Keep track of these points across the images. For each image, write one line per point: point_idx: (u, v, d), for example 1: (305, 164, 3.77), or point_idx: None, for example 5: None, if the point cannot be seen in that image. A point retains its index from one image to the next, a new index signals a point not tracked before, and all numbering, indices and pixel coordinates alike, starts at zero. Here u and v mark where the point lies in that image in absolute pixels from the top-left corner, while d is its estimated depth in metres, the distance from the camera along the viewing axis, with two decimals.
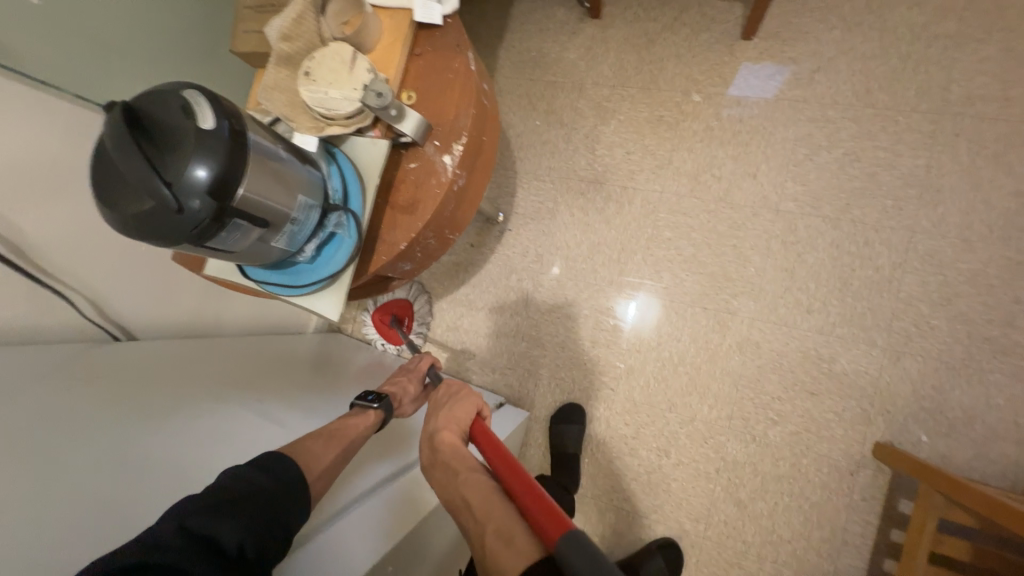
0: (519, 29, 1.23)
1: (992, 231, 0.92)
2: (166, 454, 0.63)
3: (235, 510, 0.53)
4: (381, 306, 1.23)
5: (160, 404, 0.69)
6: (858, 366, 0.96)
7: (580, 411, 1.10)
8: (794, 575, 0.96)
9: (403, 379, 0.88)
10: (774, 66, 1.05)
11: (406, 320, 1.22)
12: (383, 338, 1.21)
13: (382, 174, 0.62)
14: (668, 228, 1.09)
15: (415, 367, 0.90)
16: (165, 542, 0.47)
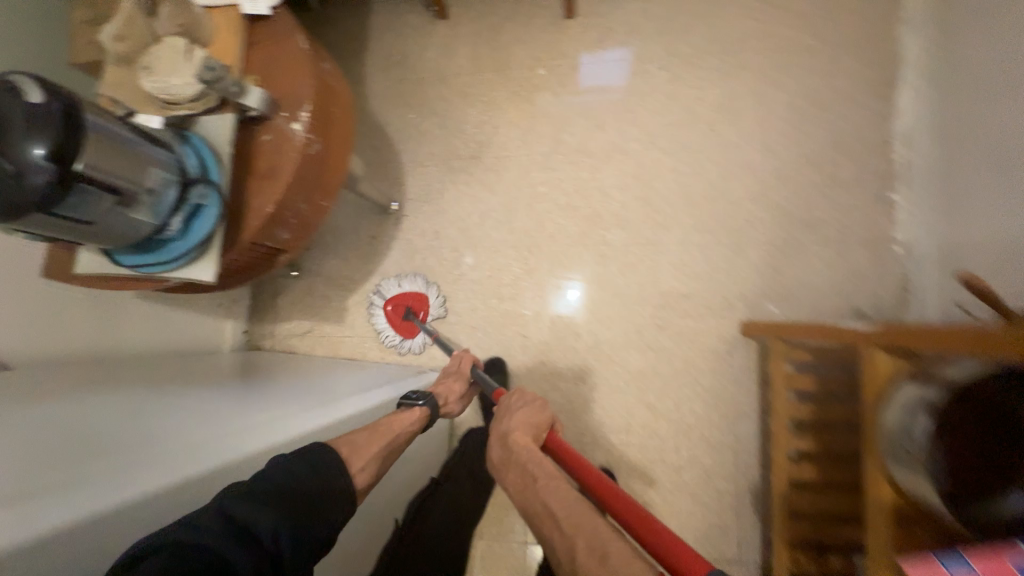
0: (380, 39, 1.37)
1: (782, 134, 1.15)
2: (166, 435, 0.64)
3: (270, 501, 0.56)
4: (394, 296, 1.25)
5: (154, 411, 0.70)
6: (712, 264, 1.14)
7: (499, 362, 1.18)
8: (706, 453, 1.10)
9: (450, 380, 0.99)
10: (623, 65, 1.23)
11: (422, 312, 1.23)
12: (394, 329, 1.23)
13: (267, 160, 0.70)
14: (542, 183, 1.24)
15: (461, 367, 1.01)
16: (205, 527, 0.51)
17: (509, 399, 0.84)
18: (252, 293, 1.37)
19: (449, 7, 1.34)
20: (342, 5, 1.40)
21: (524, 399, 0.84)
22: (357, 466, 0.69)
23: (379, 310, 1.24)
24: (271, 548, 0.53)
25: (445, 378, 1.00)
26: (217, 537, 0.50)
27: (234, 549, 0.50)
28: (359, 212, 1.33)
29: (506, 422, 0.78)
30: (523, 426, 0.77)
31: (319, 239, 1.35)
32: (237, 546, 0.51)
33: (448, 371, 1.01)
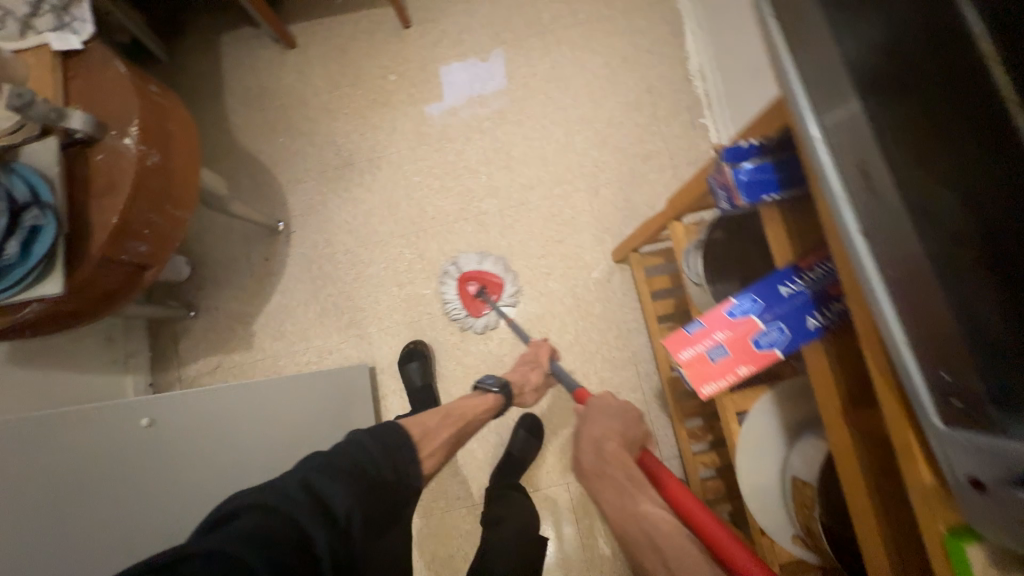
0: (236, 76, 1.44)
1: (605, 89, 1.34)
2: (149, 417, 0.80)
3: (348, 481, 0.62)
4: (468, 271, 1.24)
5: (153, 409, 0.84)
6: (576, 209, 1.29)
7: (420, 348, 1.24)
8: (611, 373, 1.21)
9: (526, 368, 1.09)
10: (479, 83, 1.37)
11: (495, 293, 1.24)
12: (464, 304, 1.24)
13: (111, 176, 0.74)
14: (415, 174, 1.35)
15: (539, 357, 1.11)
16: (292, 498, 0.57)
17: (598, 403, 0.89)
18: (149, 344, 1.34)
19: (296, 35, 1.44)
20: (190, 51, 1.45)
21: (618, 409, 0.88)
22: (427, 452, 0.77)
23: (452, 286, 1.24)
24: (344, 526, 0.58)
25: (522, 365, 1.10)
26: (306, 509, 0.56)
27: (315, 519, 0.56)
28: (247, 239, 1.37)
29: (587, 433, 0.85)
30: (609, 432, 0.83)
31: (212, 274, 1.36)
32: (319, 518, 0.56)
33: (527, 359, 1.11)
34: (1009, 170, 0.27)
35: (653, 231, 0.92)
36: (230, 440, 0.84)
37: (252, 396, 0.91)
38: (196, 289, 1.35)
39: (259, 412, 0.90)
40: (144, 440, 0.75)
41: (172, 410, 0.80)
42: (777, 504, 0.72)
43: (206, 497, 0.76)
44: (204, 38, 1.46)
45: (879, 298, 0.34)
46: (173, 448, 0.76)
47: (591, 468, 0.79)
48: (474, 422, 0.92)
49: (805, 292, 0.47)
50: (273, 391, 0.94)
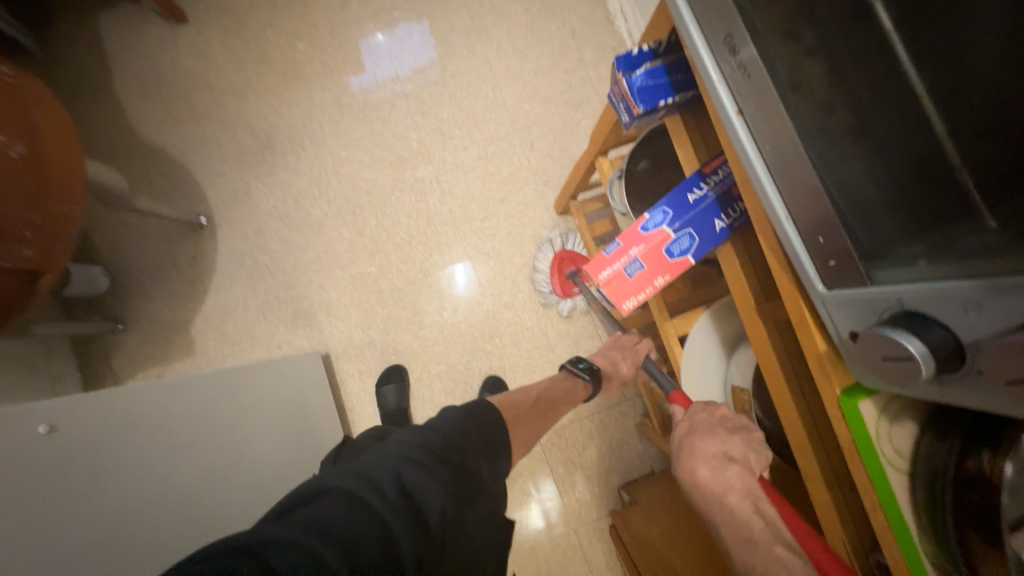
0: (123, 61, 1.29)
1: (529, 38, 1.30)
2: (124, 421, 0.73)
3: (441, 473, 0.50)
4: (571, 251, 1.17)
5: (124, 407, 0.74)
6: (515, 165, 1.27)
7: (399, 370, 1.21)
8: (567, 324, 1.23)
9: (618, 356, 1.00)
10: (404, 63, 1.29)
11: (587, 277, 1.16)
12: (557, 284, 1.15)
13: None
14: (342, 149, 1.28)
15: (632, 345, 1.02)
16: (380, 488, 0.46)
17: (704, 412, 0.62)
18: (78, 366, 1.24)
19: (185, 10, 1.31)
20: (63, 38, 1.29)
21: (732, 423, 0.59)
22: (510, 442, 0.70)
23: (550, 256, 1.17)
24: (434, 532, 0.46)
25: (612, 350, 1.02)
26: (392, 504, 0.45)
27: (403, 524, 0.44)
28: (169, 240, 1.27)
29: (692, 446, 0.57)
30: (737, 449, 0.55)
31: (136, 283, 1.26)
32: (408, 524, 0.44)
33: (621, 345, 1.03)
34: (860, 41, 0.30)
35: (582, 175, 0.92)
36: (158, 437, 0.75)
37: (171, 394, 0.82)
38: (120, 300, 1.25)
39: (183, 407, 0.82)
40: (52, 450, 0.64)
41: (79, 416, 0.69)
42: None
43: (139, 503, 0.67)
44: (78, 21, 1.30)
45: (763, 179, 0.35)
46: (110, 449, 0.68)
47: (715, 495, 0.51)
48: (553, 405, 0.87)
49: (709, 196, 0.47)
50: (197, 388, 0.86)
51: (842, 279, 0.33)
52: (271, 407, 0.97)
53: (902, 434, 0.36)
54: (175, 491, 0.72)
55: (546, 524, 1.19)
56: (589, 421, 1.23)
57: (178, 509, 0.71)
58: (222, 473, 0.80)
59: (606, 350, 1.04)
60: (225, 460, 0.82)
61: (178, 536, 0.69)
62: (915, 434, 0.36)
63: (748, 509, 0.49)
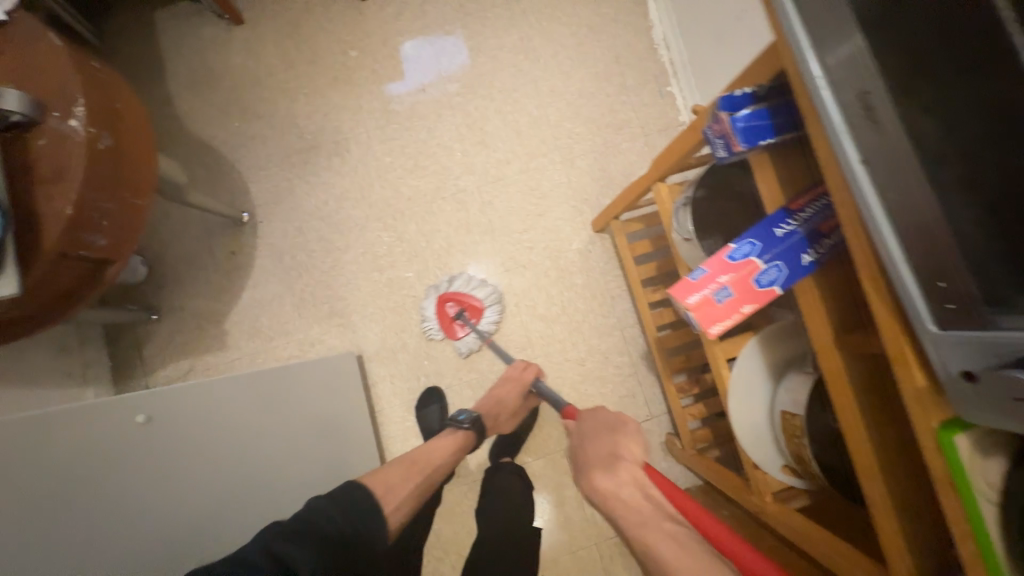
0: (175, 55, 1.31)
1: (575, 60, 1.34)
2: (175, 426, 0.81)
3: (308, 544, 0.69)
4: (455, 291, 1.22)
5: (180, 411, 0.83)
6: (554, 181, 1.30)
7: (439, 392, 1.22)
8: (598, 339, 1.26)
9: (509, 386, 1.10)
10: (449, 74, 1.33)
11: (474, 317, 1.21)
12: (444, 327, 1.22)
13: (58, 163, 0.66)
14: (387, 154, 1.31)
15: (519, 375, 1.11)
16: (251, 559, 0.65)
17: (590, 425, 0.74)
18: (108, 353, 1.24)
19: (242, 11, 1.34)
20: (121, 29, 1.31)
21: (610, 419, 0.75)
22: (394, 505, 0.82)
23: (432, 299, 1.21)
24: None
25: (504, 385, 1.10)
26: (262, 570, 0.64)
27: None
28: (208, 233, 1.28)
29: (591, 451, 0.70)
30: (622, 447, 0.68)
31: (173, 273, 1.27)
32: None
33: (510, 376, 1.11)
34: (997, 89, 0.30)
35: (633, 195, 0.95)
36: (206, 447, 0.82)
37: (244, 398, 0.90)
38: (156, 290, 1.26)
39: (242, 414, 0.89)
40: (131, 437, 0.76)
41: (168, 408, 0.82)
42: (769, 437, 0.78)
43: (150, 513, 0.74)
44: (135, 14, 1.32)
45: (880, 222, 0.37)
46: (159, 452, 0.78)
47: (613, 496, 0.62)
48: (440, 468, 0.93)
49: (797, 232, 0.50)
50: (260, 397, 0.93)
51: (957, 321, 0.35)
52: (314, 412, 1.00)
53: (993, 470, 0.38)
54: (190, 510, 0.77)
55: (568, 536, 1.20)
56: None
57: (200, 519, 0.78)
58: (250, 488, 0.86)
59: (498, 384, 1.11)
60: (257, 475, 0.87)
61: (161, 555, 0.73)
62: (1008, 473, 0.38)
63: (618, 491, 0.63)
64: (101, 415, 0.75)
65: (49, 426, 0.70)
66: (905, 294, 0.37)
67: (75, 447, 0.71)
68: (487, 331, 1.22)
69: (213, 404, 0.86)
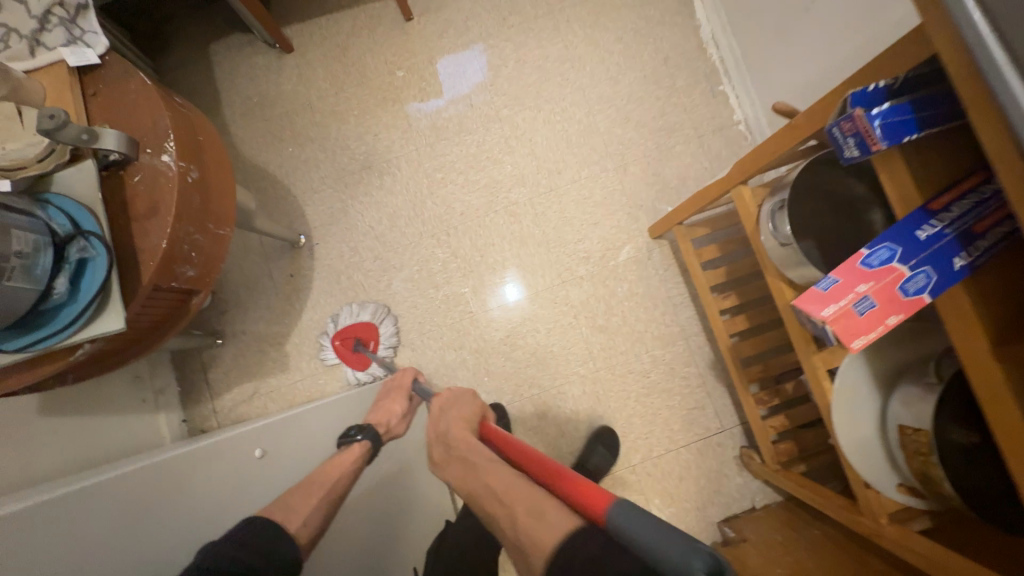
0: (230, 85, 1.36)
1: (622, 65, 1.32)
2: (275, 459, 0.83)
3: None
4: (343, 327, 1.22)
5: (280, 445, 0.86)
6: (607, 189, 1.27)
7: (501, 408, 1.17)
8: (662, 349, 1.21)
9: (388, 400, 1.03)
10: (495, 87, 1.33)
11: (372, 342, 1.22)
12: (346, 362, 1.21)
13: (153, 199, 0.68)
14: (437, 170, 1.31)
15: (400, 385, 1.07)
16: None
17: (437, 401, 0.90)
18: (176, 378, 1.26)
19: (292, 38, 1.37)
20: (179, 63, 1.36)
21: (455, 396, 0.90)
22: (297, 522, 0.70)
23: (328, 344, 1.21)
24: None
25: (385, 399, 1.04)
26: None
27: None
28: (267, 257, 1.30)
29: (442, 425, 0.82)
30: (457, 421, 0.82)
31: (235, 297, 1.29)
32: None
33: (389, 389, 1.07)
34: None
35: (708, 197, 0.91)
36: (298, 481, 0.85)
37: (326, 434, 0.95)
38: (219, 315, 1.28)
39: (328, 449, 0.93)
40: (251, 472, 0.79)
41: (277, 443, 0.85)
42: (880, 454, 0.73)
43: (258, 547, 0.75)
44: (192, 48, 1.37)
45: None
46: (268, 485, 0.80)
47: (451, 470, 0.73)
48: (342, 482, 0.81)
49: (945, 234, 0.46)
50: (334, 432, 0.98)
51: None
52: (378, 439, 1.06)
53: None
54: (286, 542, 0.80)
55: None
56: (685, 451, 1.18)
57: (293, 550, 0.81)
58: None
59: (379, 402, 1.05)
60: None
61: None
62: None
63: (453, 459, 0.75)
64: (222, 453, 0.78)
65: (180, 466, 0.72)
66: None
67: (196, 484, 0.71)
68: (388, 354, 1.22)
69: (304, 436, 0.91)
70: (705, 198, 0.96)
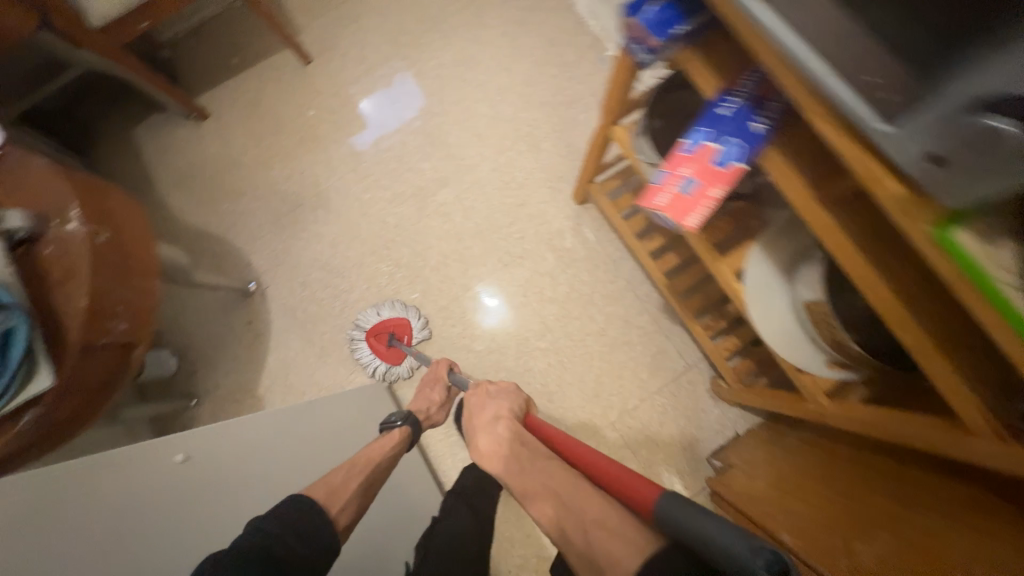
0: (158, 161, 1.43)
1: (512, 54, 1.39)
2: (230, 458, 0.75)
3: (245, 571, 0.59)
4: (372, 326, 1.25)
5: (231, 444, 0.78)
6: (526, 169, 1.33)
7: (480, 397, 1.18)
8: (613, 304, 1.24)
9: (428, 389, 1.07)
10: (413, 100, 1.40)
11: (406, 336, 1.24)
12: (381, 359, 1.23)
13: (68, 263, 0.73)
14: (365, 191, 1.37)
15: (437, 374, 1.09)
16: None
17: (481, 392, 0.94)
18: None
19: (205, 105, 1.45)
20: (107, 153, 1.44)
21: (500, 390, 0.93)
22: (337, 506, 0.73)
23: (363, 342, 1.23)
24: None
25: (422, 388, 1.08)
26: None
27: None
28: (224, 310, 1.34)
29: (481, 418, 0.87)
30: (500, 412, 0.86)
31: (201, 356, 1.33)
32: None
33: (426, 380, 1.10)
34: None
35: (596, 150, 0.97)
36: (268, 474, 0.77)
37: (316, 432, 0.89)
38: (189, 377, 1.32)
39: (300, 452, 0.84)
40: (185, 477, 0.69)
41: (211, 445, 0.76)
42: (803, 338, 0.74)
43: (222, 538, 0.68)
44: (116, 136, 1.44)
45: (844, 95, 0.38)
46: (216, 483, 0.71)
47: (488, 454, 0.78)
48: (381, 466, 0.84)
49: (741, 105, 0.50)
50: (324, 429, 0.91)
51: (951, 174, 0.34)
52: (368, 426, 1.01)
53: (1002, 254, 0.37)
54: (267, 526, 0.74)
55: None
56: (659, 397, 1.20)
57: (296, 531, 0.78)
58: None
59: (417, 391, 1.09)
60: None
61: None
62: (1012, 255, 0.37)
63: (503, 446, 0.77)
64: (152, 457, 0.69)
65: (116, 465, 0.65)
66: (890, 149, 0.37)
67: (126, 481, 0.64)
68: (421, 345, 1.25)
69: (269, 434, 0.83)
70: (598, 154, 1.02)
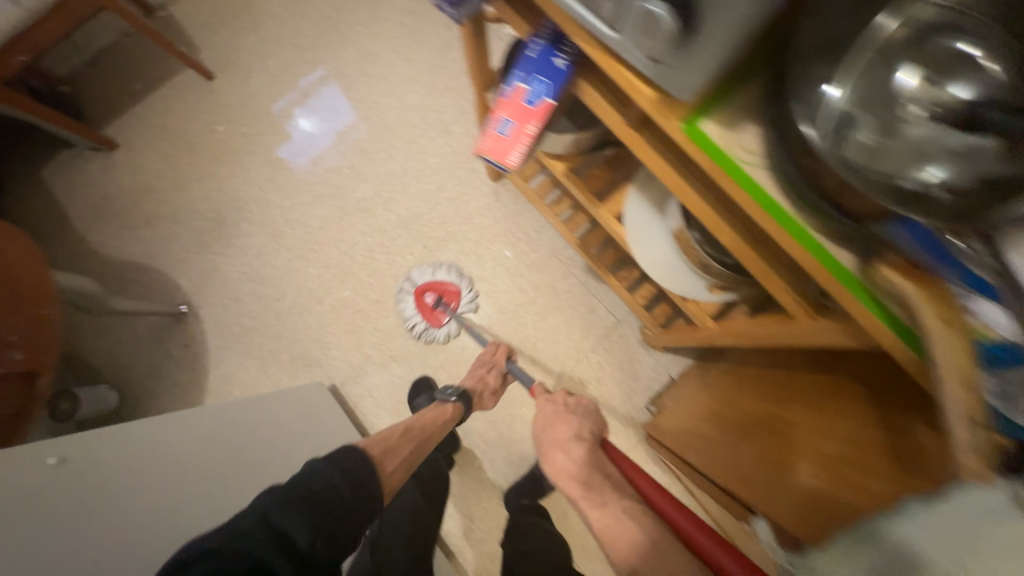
0: (70, 199, 1.41)
1: (410, 44, 1.41)
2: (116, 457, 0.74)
3: (308, 511, 0.60)
4: (422, 283, 1.25)
5: (117, 446, 0.76)
6: (439, 154, 1.35)
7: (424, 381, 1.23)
8: (540, 272, 1.27)
9: (483, 370, 1.10)
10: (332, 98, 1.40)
11: (452, 302, 1.25)
12: (424, 318, 1.24)
13: None
14: (285, 198, 1.37)
15: (496, 357, 1.13)
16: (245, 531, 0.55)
17: (548, 398, 0.99)
18: None
19: (113, 136, 1.43)
20: (15, 198, 1.41)
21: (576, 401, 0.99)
22: (390, 467, 0.75)
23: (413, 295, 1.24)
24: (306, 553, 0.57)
25: (478, 369, 1.11)
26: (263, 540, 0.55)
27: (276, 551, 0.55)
28: (157, 337, 1.33)
29: (552, 428, 0.91)
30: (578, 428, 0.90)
31: (141, 386, 1.31)
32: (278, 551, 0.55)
33: (484, 360, 1.12)
34: None
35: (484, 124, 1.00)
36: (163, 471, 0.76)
37: (217, 432, 0.88)
38: (131, 409, 1.30)
39: (210, 451, 0.84)
40: (59, 478, 0.66)
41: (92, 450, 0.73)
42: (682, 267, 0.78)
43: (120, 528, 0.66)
44: (22, 180, 1.42)
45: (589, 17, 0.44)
46: (97, 480, 0.69)
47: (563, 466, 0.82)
48: (432, 434, 0.88)
49: (542, 43, 0.54)
50: (229, 428, 0.90)
51: (665, 69, 0.41)
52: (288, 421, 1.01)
53: (748, 137, 0.45)
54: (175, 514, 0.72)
55: None
56: (595, 355, 1.23)
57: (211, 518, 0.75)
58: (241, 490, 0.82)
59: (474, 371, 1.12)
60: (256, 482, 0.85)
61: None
62: (755, 135, 0.45)
63: (575, 464, 0.81)
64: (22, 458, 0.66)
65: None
66: (624, 53, 0.44)
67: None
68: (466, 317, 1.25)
69: (164, 439, 0.82)
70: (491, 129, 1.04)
